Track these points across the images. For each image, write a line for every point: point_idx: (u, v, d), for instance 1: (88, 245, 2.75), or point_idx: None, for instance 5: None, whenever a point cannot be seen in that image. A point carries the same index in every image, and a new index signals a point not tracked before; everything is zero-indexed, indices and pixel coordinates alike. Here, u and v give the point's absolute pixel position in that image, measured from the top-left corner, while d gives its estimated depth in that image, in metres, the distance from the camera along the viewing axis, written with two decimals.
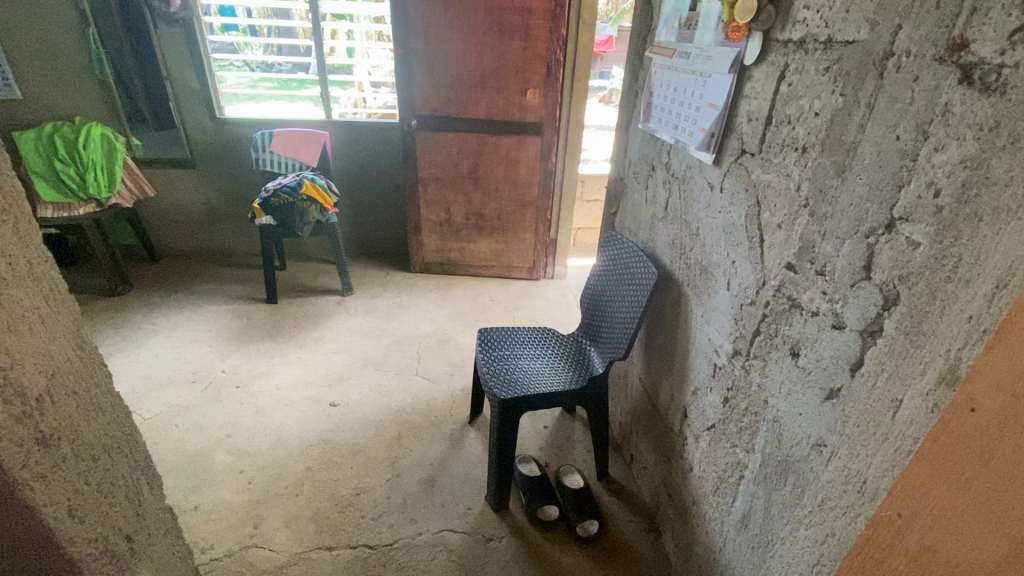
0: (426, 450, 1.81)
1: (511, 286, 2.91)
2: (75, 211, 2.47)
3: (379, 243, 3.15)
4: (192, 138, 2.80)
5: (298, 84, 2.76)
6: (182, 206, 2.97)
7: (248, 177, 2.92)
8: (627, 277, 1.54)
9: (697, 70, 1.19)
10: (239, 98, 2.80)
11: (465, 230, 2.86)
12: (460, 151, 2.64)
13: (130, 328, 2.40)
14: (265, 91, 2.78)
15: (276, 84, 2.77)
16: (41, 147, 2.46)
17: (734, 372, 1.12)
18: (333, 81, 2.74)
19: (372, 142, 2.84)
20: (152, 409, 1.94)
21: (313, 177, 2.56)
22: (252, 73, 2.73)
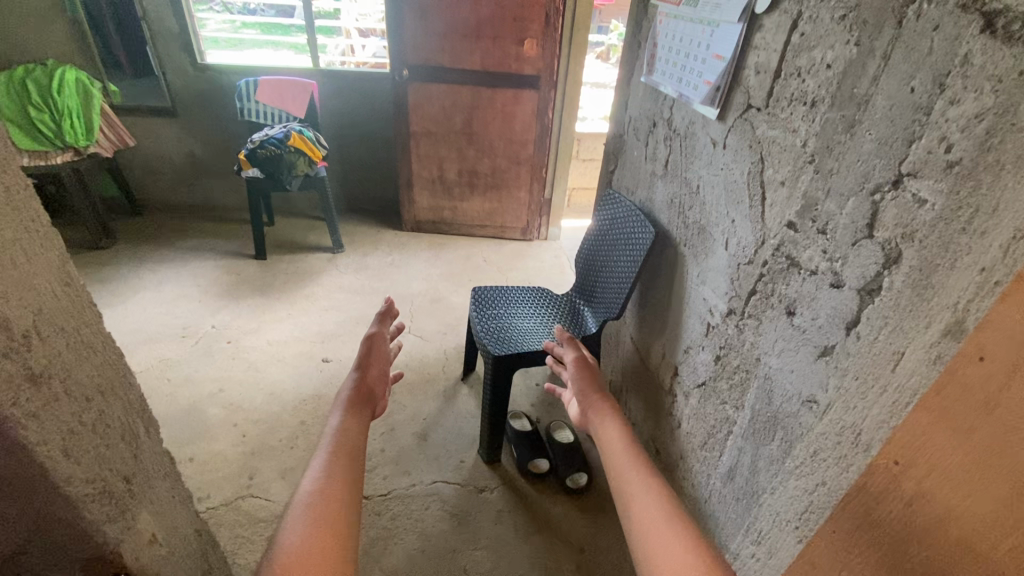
0: (419, 405, 1.83)
1: (504, 246, 2.89)
2: (53, 160, 2.40)
3: (370, 200, 3.08)
4: (173, 85, 2.67)
5: (283, 32, 2.63)
6: (165, 157, 2.86)
7: (234, 128, 2.81)
8: (622, 238, 1.53)
9: (705, 19, 1.14)
10: (219, 44, 2.67)
11: (458, 187, 2.81)
12: (454, 104, 2.56)
13: (116, 281, 2.35)
14: (248, 37, 2.66)
15: (260, 30, 2.64)
16: (14, 92, 2.35)
17: (728, 331, 1.13)
18: (320, 30, 2.61)
19: (362, 94, 2.73)
20: (143, 362, 1.93)
21: (300, 128, 2.47)
22: (233, 17, 2.61)
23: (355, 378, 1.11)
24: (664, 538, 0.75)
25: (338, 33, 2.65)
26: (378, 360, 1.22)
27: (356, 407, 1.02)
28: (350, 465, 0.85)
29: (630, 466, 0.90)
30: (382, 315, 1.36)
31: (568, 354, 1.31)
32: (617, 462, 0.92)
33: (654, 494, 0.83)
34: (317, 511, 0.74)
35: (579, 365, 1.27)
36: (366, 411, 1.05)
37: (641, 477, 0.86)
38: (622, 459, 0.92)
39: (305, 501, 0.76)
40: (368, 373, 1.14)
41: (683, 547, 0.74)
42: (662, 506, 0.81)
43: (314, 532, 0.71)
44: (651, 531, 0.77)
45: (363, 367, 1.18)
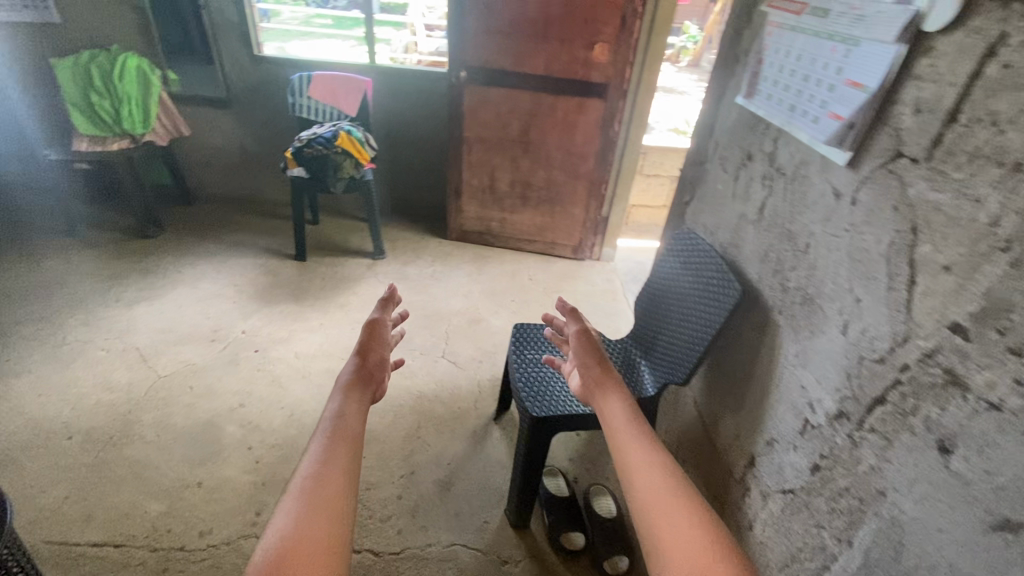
0: (445, 446, 1.65)
1: (553, 265, 2.67)
2: (110, 145, 2.41)
3: (416, 205, 2.93)
4: (229, 76, 2.59)
5: (352, 23, 2.48)
6: (216, 148, 2.80)
7: (285, 121, 2.71)
8: (698, 288, 1.27)
9: (838, 35, 0.89)
10: (290, 35, 2.57)
11: (509, 198, 2.61)
12: (512, 110, 2.36)
13: (155, 274, 2.30)
14: (318, 28, 2.53)
15: (332, 22, 2.51)
16: (78, 75, 2.36)
17: (835, 438, 0.88)
18: (382, 22, 2.47)
19: (417, 93, 2.58)
20: (169, 365, 1.85)
21: (350, 128, 2.34)
22: (307, 8, 2.51)
23: (355, 362, 0.96)
24: (677, 528, 0.68)
25: (404, 26, 2.49)
26: (381, 343, 1.05)
27: (355, 389, 0.90)
28: (352, 451, 0.76)
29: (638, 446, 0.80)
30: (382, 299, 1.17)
31: (568, 325, 1.13)
32: (623, 442, 0.81)
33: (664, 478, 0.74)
34: (314, 500, 0.67)
35: (582, 335, 1.10)
36: (366, 394, 0.91)
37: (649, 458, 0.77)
38: (630, 441, 0.81)
39: (301, 489, 0.68)
40: (369, 357, 0.99)
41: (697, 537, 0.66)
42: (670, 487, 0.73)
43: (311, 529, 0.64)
44: (661, 519, 0.69)
45: (363, 350, 1.02)
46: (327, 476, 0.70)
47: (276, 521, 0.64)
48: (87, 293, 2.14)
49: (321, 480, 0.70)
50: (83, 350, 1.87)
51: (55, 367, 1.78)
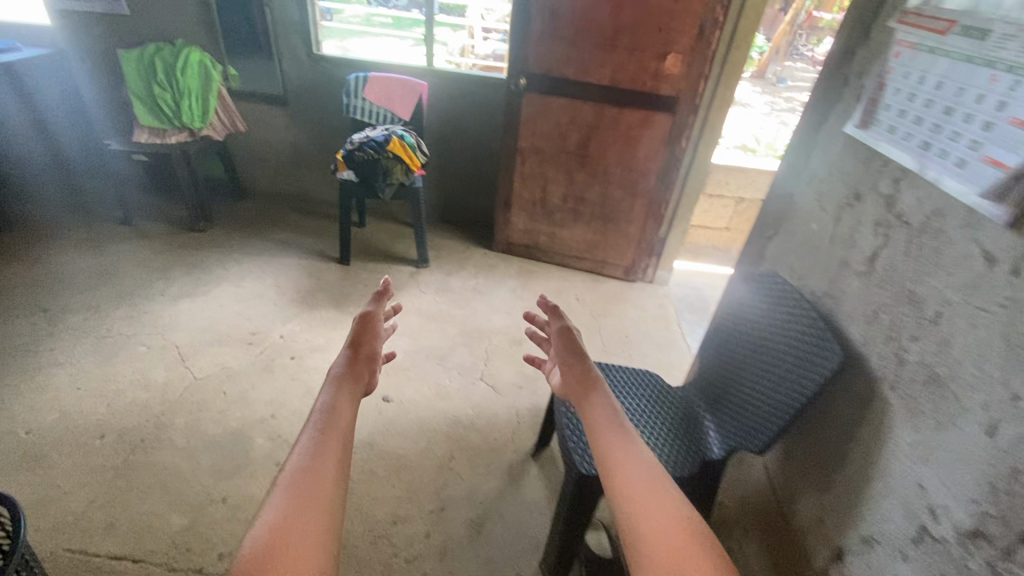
0: (479, 481, 1.54)
1: (602, 285, 2.52)
2: (168, 138, 2.46)
3: (463, 212, 2.83)
4: (286, 74, 2.57)
5: (411, 24, 2.41)
6: (269, 145, 2.79)
7: (338, 121, 2.67)
8: (785, 345, 1.12)
9: (1005, 65, 0.72)
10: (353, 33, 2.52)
11: (561, 213, 2.48)
12: (571, 121, 2.22)
13: (201, 270, 2.30)
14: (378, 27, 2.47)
15: (391, 22, 2.44)
16: (143, 68, 2.41)
17: (969, 563, 0.71)
18: (442, 23, 2.38)
19: (472, 99, 2.48)
20: (205, 367, 1.81)
21: (402, 132, 2.27)
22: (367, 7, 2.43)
23: (346, 353, 0.90)
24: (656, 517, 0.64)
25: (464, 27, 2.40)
26: (375, 331, 1.00)
27: (351, 379, 0.84)
28: (343, 436, 0.71)
29: (618, 437, 0.76)
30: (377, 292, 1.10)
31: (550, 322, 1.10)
32: (601, 432, 0.78)
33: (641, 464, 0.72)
34: (301, 490, 0.61)
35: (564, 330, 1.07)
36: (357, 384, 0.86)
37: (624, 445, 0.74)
38: (609, 430, 0.78)
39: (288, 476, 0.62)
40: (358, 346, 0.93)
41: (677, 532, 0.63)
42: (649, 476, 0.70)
43: (303, 525, 0.58)
44: (640, 511, 0.65)
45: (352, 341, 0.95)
46: (320, 468, 0.64)
47: (262, 517, 0.58)
48: (135, 285, 2.15)
49: (315, 471, 0.63)
50: (125, 344, 1.86)
51: (97, 361, 1.78)
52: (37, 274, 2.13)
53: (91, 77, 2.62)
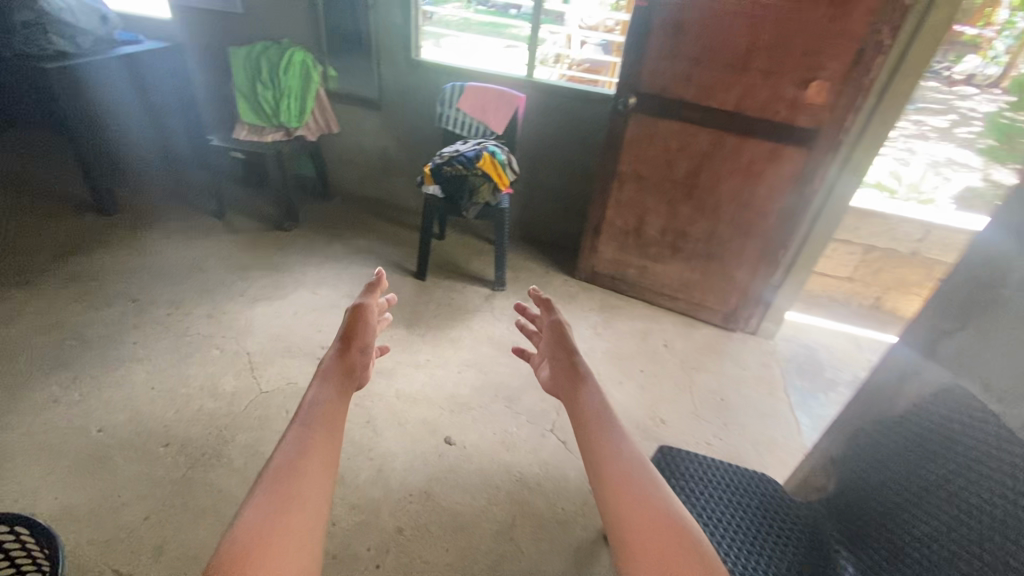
0: (542, 560, 1.35)
1: (695, 332, 2.24)
2: (265, 137, 2.48)
3: (547, 233, 2.64)
4: (383, 78, 2.50)
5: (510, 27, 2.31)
6: (360, 147, 2.75)
7: (428, 129, 2.57)
8: (970, 496, 0.81)
9: None
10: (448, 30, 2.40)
11: (657, 247, 2.23)
12: (682, 148, 1.97)
13: (282, 272, 2.29)
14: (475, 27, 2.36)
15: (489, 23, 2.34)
16: (248, 66, 2.43)
17: None
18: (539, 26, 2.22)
19: (571, 114, 2.27)
20: (272, 381, 1.76)
21: (494, 148, 2.13)
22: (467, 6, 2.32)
23: (339, 344, 1.04)
24: (639, 507, 0.66)
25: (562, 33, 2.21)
26: (367, 323, 1.15)
27: (344, 373, 0.95)
28: (331, 429, 0.77)
29: (606, 429, 0.80)
30: (372, 287, 1.25)
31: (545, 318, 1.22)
32: (591, 421, 0.83)
33: (627, 453, 0.75)
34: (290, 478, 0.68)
35: (555, 328, 1.18)
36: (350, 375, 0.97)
37: (609, 436, 0.78)
38: (596, 417, 0.84)
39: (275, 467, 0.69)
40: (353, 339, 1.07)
41: (654, 516, 0.65)
42: (631, 466, 0.72)
43: (290, 517, 0.63)
44: (626, 497, 0.68)
45: (347, 335, 1.09)
46: (305, 459, 0.71)
47: (248, 505, 0.63)
48: (218, 283, 2.16)
49: (298, 471, 0.69)
50: (201, 345, 1.86)
51: (173, 360, 1.78)
52: (135, 262, 2.21)
53: (204, 73, 2.73)
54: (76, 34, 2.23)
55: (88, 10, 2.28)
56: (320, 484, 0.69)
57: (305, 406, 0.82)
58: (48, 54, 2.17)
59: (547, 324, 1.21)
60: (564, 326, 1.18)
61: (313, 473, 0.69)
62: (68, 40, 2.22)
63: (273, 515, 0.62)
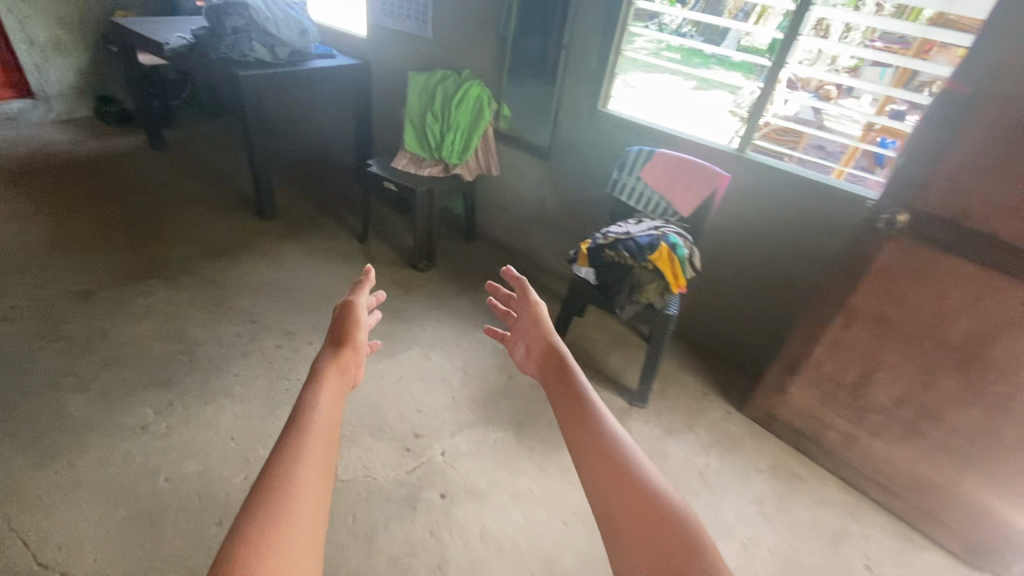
0: None
1: (917, 556, 1.52)
2: (423, 169, 2.35)
3: (714, 343, 2.08)
4: (561, 126, 2.17)
5: (701, 62, 1.79)
6: (517, 194, 2.47)
7: (596, 189, 2.17)
8: None
9: None
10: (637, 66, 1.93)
11: (881, 417, 1.56)
12: (972, 302, 1.30)
13: (401, 321, 2.06)
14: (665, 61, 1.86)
15: (681, 56, 1.82)
16: (424, 95, 2.30)
17: None
18: (730, 65, 1.73)
19: (790, 213, 1.70)
20: (350, 467, 1.48)
21: (676, 238, 1.63)
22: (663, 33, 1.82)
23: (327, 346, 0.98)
24: (624, 489, 0.72)
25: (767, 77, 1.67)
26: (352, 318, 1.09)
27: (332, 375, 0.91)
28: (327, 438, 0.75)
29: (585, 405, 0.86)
30: (354, 283, 1.18)
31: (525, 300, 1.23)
32: (569, 405, 0.88)
33: (605, 430, 0.80)
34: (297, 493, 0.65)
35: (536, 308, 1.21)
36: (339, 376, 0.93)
37: (587, 414, 0.84)
38: (578, 399, 0.88)
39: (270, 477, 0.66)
40: (341, 334, 1.02)
41: (643, 502, 0.70)
42: (611, 447, 0.77)
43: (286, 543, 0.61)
44: (615, 479, 0.73)
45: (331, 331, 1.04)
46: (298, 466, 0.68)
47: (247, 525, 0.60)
48: None
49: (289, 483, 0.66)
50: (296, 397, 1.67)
51: (263, 409, 1.61)
52: (270, 275, 2.16)
53: (382, 93, 2.67)
54: (275, 44, 2.29)
55: (290, 21, 2.32)
56: (315, 485, 0.68)
57: (296, 416, 0.78)
58: (249, 61, 2.27)
59: (528, 305, 1.23)
60: (541, 304, 1.22)
61: (308, 485, 0.67)
62: (269, 50, 2.29)
63: (257, 540, 0.59)
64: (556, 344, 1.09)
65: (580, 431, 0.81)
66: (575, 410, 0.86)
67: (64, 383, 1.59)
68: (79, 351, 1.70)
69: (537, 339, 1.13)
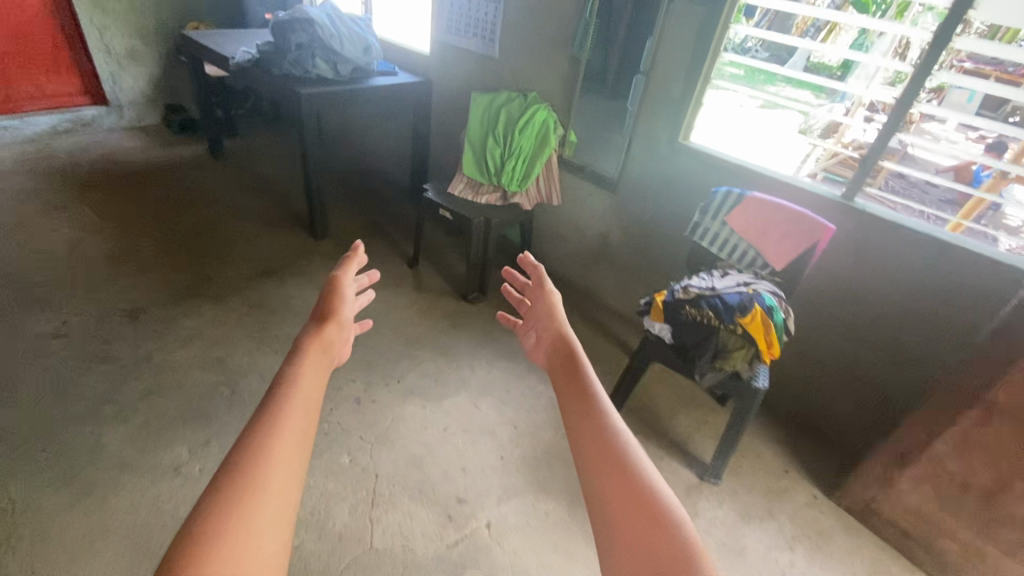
0: None
1: None
2: (481, 195, 2.21)
3: (797, 409, 1.83)
4: (633, 157, 1.97)
5: (767, 80, 1.63)
6: (578, 226, 2.29)
7: (669, 228, 1.95)
8: None
9: None
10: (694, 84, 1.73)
11: (1020, 535, 1.28)
12: None
13: (449, 360, 1.91)
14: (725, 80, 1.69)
15: (744, 76, 1.65)
16: (487, 117, 2.16)
17: None
18: (798, 83, 1.58)
19: (912, 276, 1.44)
20: (386, 535, 1.34)
21: (769, 298, 1.41)
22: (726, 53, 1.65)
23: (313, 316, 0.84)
24: (627, 505, 0.56)
25: (843, 97, 1.53)
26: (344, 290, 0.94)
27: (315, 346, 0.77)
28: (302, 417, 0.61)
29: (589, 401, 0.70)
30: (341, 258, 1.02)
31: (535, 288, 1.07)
32: (572, 399, 0.72)
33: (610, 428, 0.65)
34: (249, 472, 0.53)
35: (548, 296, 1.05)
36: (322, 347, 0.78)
37: (593, 408, 0.69)
38: (583, 390, 0.73)
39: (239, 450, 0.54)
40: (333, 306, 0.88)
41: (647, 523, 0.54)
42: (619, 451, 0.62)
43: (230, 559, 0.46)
44: (617, 491, 0.57)
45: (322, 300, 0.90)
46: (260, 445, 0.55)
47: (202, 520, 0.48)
48: (380, 356, 1.88)
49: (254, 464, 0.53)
50: (334, 444, 1.55)
51: None
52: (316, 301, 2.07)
53: (442, 113, 2.57)
54: (337, 61, 2.21)
55: (354, 38, 2.24)
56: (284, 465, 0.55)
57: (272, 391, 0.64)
58: (310, 77, 2.20)
59: (537, 292, 1.07)
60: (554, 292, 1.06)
61: (273, 462, 0.55)
62: (331, 66, 2.22)
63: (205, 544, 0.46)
64: (566, 334, 0.92)
65: (580, 418, 0.67)
66: (580, 406, 0.70)
67: (104, 412, 1.53)
68: (122, 377, 1.65)
69: (548, 329, 0.96)
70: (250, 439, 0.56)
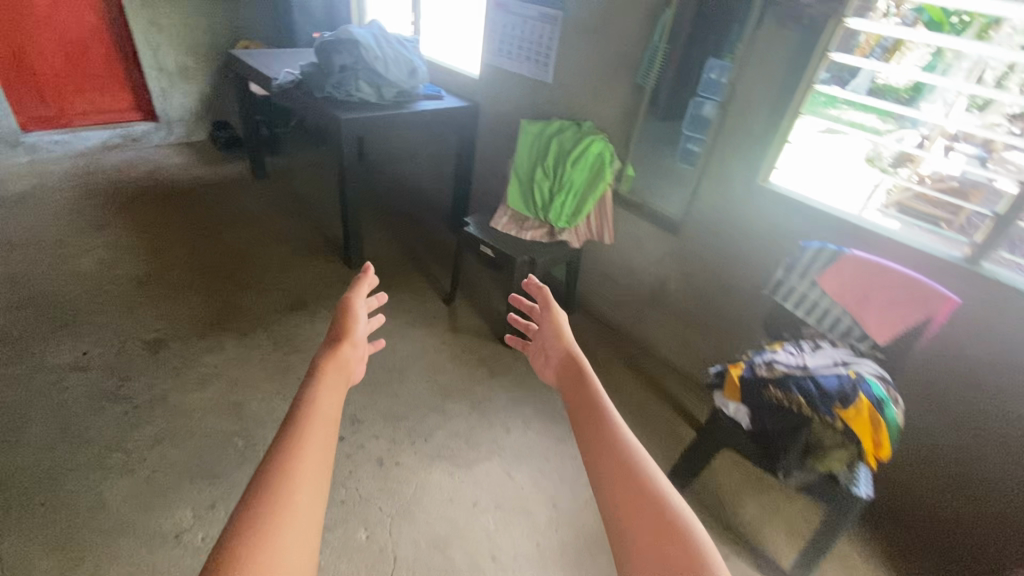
0: None
1: None
2: (525, 231, 2.03)
3: (890, 503, 1.54)
4: (700, 198, 1.75)
5: (827, 102, 1.41)
6: (632, 267, 2.06)
7: (741, 280, 1.71)
8: None
9: None
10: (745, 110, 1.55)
11: None
12: None
13: (483, 416, 1.72)
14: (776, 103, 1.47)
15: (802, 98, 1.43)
16: (537, 147, 1.98)
17: None
18: (863, 106, 1.35)
19: None
20: None
21: (874, 385, 1.16)
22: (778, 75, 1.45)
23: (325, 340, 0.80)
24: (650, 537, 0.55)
25: (914, 123, 1.29)
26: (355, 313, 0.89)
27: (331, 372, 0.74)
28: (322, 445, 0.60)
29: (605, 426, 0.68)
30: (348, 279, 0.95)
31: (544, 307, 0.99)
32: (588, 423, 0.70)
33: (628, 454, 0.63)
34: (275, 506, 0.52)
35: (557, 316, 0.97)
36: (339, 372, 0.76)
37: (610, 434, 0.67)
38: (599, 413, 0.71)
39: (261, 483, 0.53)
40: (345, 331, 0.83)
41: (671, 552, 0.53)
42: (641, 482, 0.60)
43: None
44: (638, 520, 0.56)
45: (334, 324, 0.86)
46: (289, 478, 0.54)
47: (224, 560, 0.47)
48: (408, 408, 1.70)
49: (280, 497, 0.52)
50: (350, 514, 1.38)
51: None
52: None
53: (487, 140, 2.41)
54: (382, 84, 2.10)
55: (400, 60, 2.12)
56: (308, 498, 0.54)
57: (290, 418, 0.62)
58: (352, 100, 2.09)
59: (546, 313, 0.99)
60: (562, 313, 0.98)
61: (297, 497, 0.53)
62: (375, 89, 2.11)
63: None
64: (577, 354, 0.88)
65: (596, 442, 0.66)
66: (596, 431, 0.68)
67: (110, 461, 1.42)
68: (135, 420, 1.53)
69: (555, 346, 0.92)
70: (271, 472, 0.54)
